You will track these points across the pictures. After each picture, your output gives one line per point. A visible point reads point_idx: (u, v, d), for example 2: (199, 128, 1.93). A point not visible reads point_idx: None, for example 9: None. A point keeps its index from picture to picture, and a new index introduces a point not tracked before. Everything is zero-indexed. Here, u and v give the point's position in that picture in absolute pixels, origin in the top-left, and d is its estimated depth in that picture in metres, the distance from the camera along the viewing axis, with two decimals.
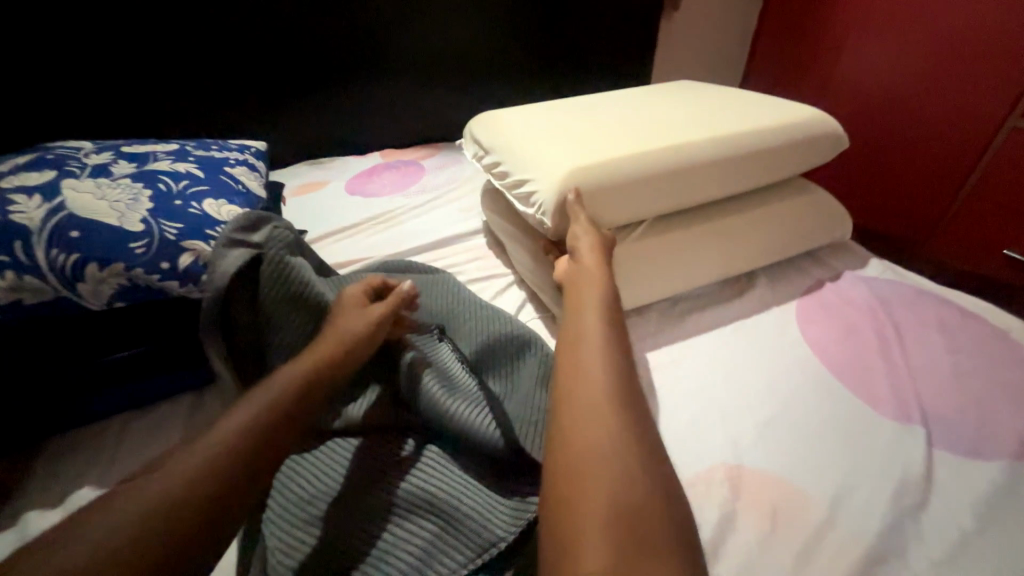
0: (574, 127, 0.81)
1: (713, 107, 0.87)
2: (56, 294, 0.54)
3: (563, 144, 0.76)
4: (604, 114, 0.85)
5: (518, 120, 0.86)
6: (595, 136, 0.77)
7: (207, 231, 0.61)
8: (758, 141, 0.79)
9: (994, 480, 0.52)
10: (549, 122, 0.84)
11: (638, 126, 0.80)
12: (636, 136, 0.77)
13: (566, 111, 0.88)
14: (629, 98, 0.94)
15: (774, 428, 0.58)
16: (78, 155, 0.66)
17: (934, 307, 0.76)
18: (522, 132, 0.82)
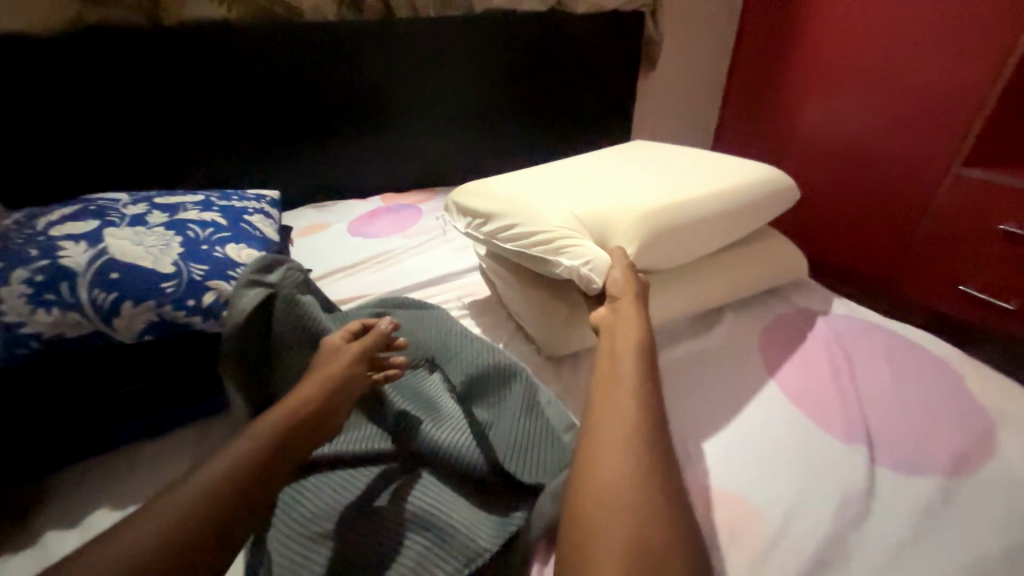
0: (573, 188, 0.88)
1: (686, 166, 0.98)
2: (94, 328, 0.61)
3: (573, 206, 0.83)
4: (599, 178, 0.91)
5: (514, 181, 0.93)
6: (601, 200, 0.84)
7: (228, 272, 0.69)
8: (740, 202, 0.89)
9: (928, 494, 0.58)
10: (542, 184, 0.91)
11: (635, 187, 0.88)
12: (637, 199, 0.84)
13: (557, 177, 0.93)
14: (608, 159, 1.03)
15: (734, 447, 0.64)
16: (117, 206, 0.75)
17: (882, 338, 0.84)
18: (525, 195, 0.88)
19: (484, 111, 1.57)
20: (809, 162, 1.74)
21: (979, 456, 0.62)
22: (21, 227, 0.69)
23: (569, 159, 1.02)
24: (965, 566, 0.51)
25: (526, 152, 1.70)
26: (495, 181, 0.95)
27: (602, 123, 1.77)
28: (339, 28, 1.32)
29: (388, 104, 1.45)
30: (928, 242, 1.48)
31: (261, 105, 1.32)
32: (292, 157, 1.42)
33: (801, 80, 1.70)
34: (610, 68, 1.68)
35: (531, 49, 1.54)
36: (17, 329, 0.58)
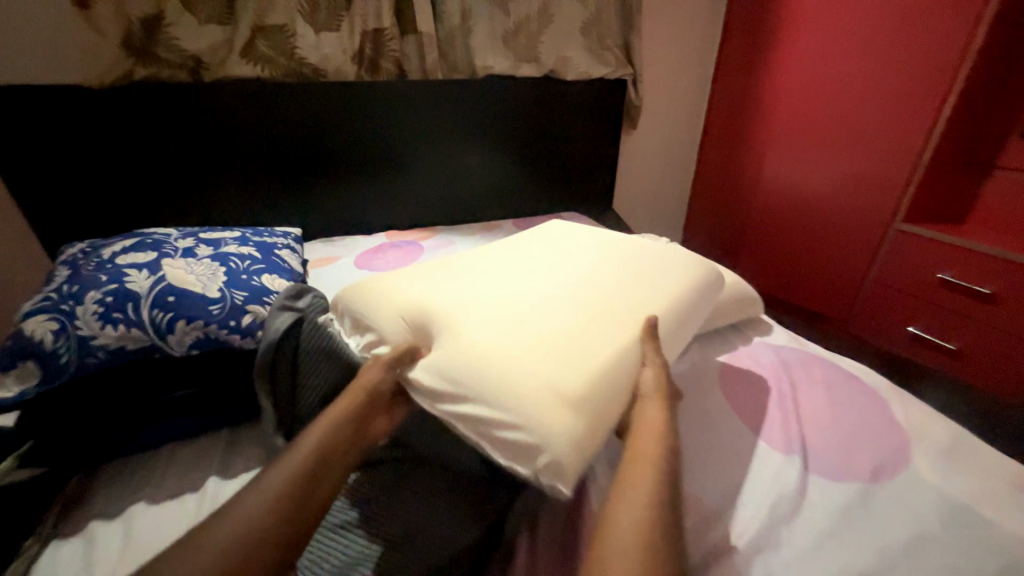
0: (501, 327, 0.69)
1: (596, 261, 0.87)
2: (151, 342, 0.73)
3: (519, 354, 0.65)
4: (524, 304, 0.74)
5: (434, 315, 0.73)
6: (547, 341, 0.66)
7: (263, 298, 0.82)
8: (675, 298, 0.79)
9: (849, 496, 0.69)
10: (456, 317, 0.72)
11: (569, 310, 0.72)
12: (585, 339, 0.67)
13: (475, 312, 0.73)
14: (503, 263, 0.89)
15: (691, 458, 0.76)
16: (169, 240, 0.89)
17: (824, 369, 0.97)
18: (456, 339, 0.68)
19: (482, 161, 1.76)
20: (769, 219, 1.93)
21: (895, 466, 0.74)
22: (90, 257, 0.81)
23: (472, 274, 0.84)
24: (873, 553, 0.61)
25: (519, 197, 1.88)
26: (407, 307, 0.76)
27: (589, 173, 1.97)
28: (357, 89, 1.51)
29: (397, 154, 1.62)
30: (879, 288, 1.65)
31: (284, 152, 1.49)
32: (308, 196, 1.57)
33: (760, 146, 1.91)
34: (595, 126, 1.89)
35: (525, 110, 1.75)
36: (89, 342, 0.69)
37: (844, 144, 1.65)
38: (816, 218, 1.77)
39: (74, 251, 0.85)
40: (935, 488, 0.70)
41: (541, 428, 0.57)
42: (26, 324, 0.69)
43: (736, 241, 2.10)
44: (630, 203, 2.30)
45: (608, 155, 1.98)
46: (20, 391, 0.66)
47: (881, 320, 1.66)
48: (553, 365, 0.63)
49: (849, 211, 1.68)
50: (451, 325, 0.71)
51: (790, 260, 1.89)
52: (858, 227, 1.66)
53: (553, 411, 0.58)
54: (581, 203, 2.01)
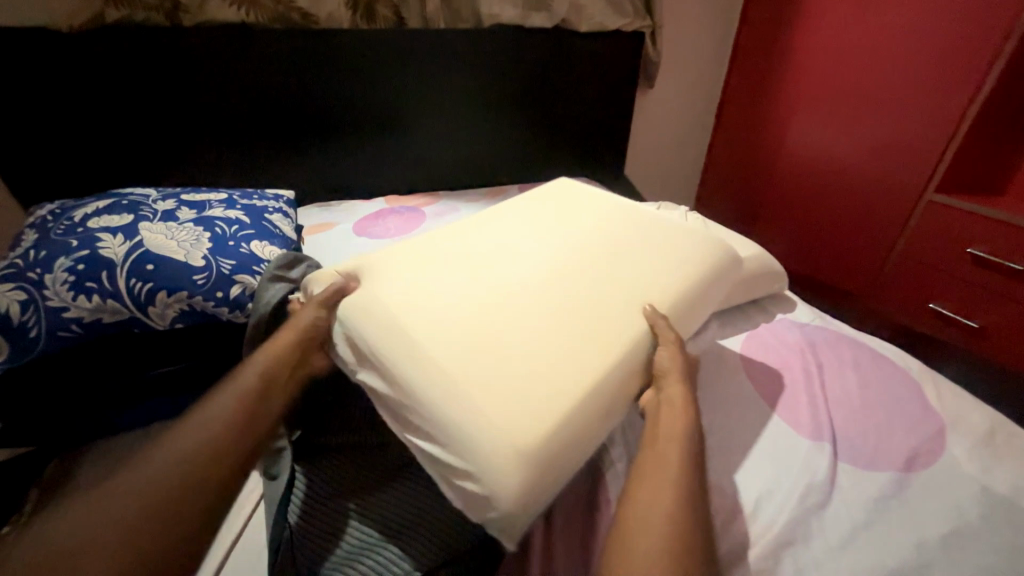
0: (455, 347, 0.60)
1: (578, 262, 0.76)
2: (131, 315, 0.66)
3: (473, 394, 0.56)
4: (485, 322, 0.64)
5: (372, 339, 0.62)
6: (508, 377, 0.57)
7: (253, 268, 0.75)
8: (681, 293, 0.74)
9: (881, 487, 0.65)
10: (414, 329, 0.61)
11: (538, 322, 0.63)
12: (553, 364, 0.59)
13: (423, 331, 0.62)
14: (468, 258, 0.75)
15: (715, 443, 0.71)
16: (148, 201, 0.81)
17: (852, 349, 0.92)
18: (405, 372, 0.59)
19: (487, 122, 1.64)
20: (790, 186, 1.83)
21: (929, 456, 0.70)
22: (59, 219, 0.74)
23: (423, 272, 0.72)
24: (910, 548, 0.58)
25: (526, 161, 1.77)
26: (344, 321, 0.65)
27: (600, 136, 1.85)
28: (352, 38, 1.37)
29: (395, 112, 1.51)
30: (903, 262, 1.57)
31: (273, 107, 1.37)
32: (302, 158, 1.47)
33: (785, 107, 1.78)
34: (609, 85, 1.76)
35: (534, 65, 1.61)
36: (61, 314, 0.63)
37: (877, 105, 1.54)
38: (839, 186, 1.69)
39: (43, 212, 0.77)
40: (973, 479, 0.66)
41: (494, 483, 0.51)
42: None
43: (752, 210, 2.01)
44: (642, 169, 2.18)
45: (621, 117, 1.85)
46: None
47: (902, 295, 1.60)
48: (511, 411, 0.54)
49: (876, 178, 1.59)
50: (401, 335, 0.62)
51: (810, 230, 1.81)
52: (884, 196, 1.58)
53: (508, 467, 0.51)
54: (591, 168, 1.90)
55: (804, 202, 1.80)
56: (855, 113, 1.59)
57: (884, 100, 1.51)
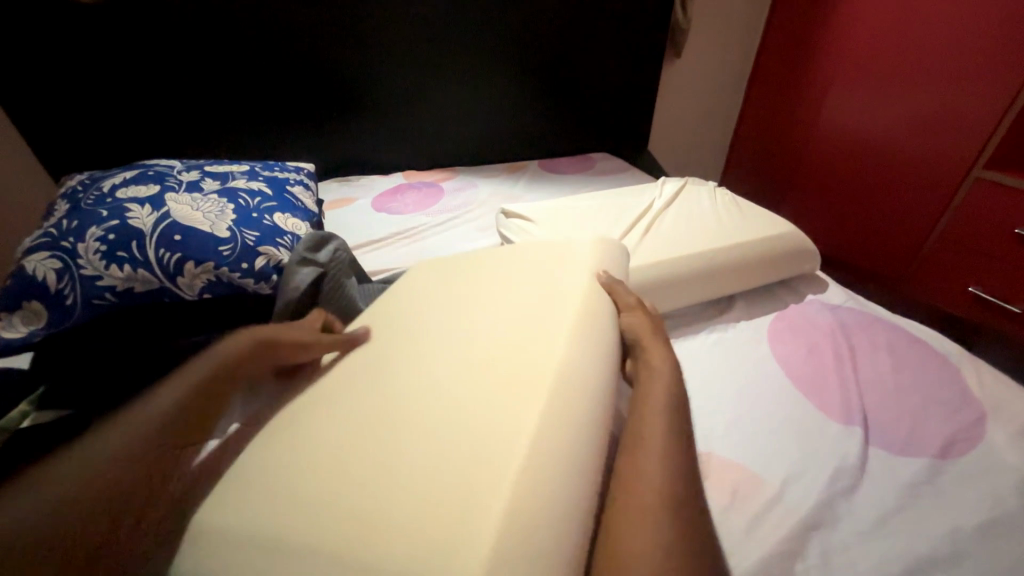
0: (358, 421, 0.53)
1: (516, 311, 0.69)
2: (160, 285, 0.67)
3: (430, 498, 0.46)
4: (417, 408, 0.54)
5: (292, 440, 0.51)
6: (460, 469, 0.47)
7: (277, 240, 0.75)
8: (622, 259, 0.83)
9: (915, 473, 0.63)
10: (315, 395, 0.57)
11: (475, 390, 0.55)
12: (475, 417, 0.51)
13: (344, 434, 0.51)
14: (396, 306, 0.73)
15: (740, 424, 0.70)
16: (173, 172, 0.81)
17: (886, 333, 0.88)
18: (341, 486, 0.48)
19: (507, 95, 1.59)
20: (825, 161, 1.76)
21: (966, 443, 0.67)
22: (88, 189, 0.75)
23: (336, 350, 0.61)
24: (943, 536, 0.56)
25: (547, 136, 1.72)
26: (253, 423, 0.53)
27: (624, 109, 1.77)
28: (368, 5, 1.32)
29: (414, 85, 1.47)
30: (943, 244, 1.50)
31: (290, 78, 1.35)
32: (320, 132, 1.45)
33: (824, 77, 1.69)
34: (635, 54, 1.67)
35: (556, 33, 1.54)
36: (94, 282, 0.64)
37: (925, 73, 1.43)
38: (879, 162, 1.60)
39: (73, 182, 0.78)
40: (1014, 469, 0.64)
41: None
42: (26, 261, 0.64)
43: (785, 185, 1.95)
44: (666, 145, 2.11)
45: (647, 89, 1.77)
46: (28, 332, 0.62)
47: (940, 277, 1.53)
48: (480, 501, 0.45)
49: (920, 153, 1.49)
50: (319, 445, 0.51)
51: (843, 207, 1.74)
52: (927, 172, 1.49)
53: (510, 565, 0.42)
54: (613, 144, 1.84)
55: (840, 178, 1.72)
56: (901, 82, 1.48)
57: (933, 68, 1.41)
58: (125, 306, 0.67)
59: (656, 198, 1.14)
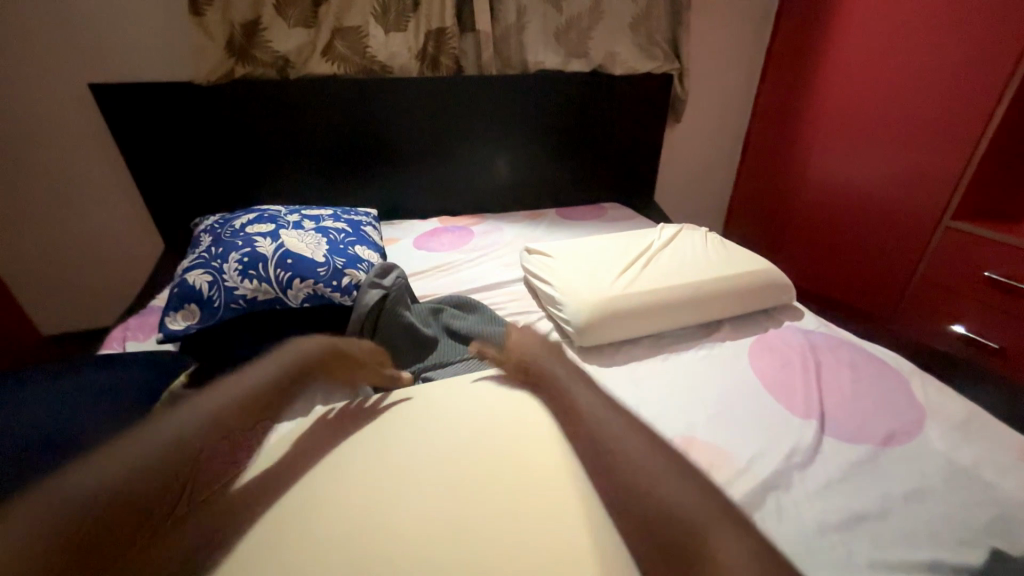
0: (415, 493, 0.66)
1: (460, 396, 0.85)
2: (275, 296, 0.91)
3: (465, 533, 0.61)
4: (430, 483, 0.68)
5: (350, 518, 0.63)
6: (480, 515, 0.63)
7: (358, 265, 1.01)
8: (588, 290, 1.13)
9: (860, 455, 0.78)
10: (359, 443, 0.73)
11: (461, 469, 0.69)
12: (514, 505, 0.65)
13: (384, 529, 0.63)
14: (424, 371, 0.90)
15: (718, 418, 0.87)
16: (282, 214, 1.09)
17: (850, 354, 1.04)
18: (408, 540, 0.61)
19: (530, 153, 1.88)
20: (812, 217, 1.98)
21: (907, 436, 0.82)
22: (224, 227, 1.02)
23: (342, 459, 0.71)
24: (876, 498, 0.71)
25: (564, 188, 1.98)
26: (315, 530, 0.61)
27: (631, 165, 2.04)
28: (420, 86, 1.65)
29: (453, 145, 1.77)
30: (924, 285, 1.66)
31: (354, 141, 1.67)
32: (375, 184, 1.75)
33: (806, 143, 1.96)
34: (638, 118, 1.96)
35: (572, 103, 1.84)
36: (232, 292, 0.89)
37: (894, 139, 1.67)
38: (860, 214, 1.81)
39: (210, 222, 1.06)
40: (942, 453, 0.78)
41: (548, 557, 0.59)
42: (186, 275, 0.90)
43: (778, 234, 2.15)
44: (671, 196, 2.36)
45: (650, 148, 2.05)
46: (186, 325, 0.86)
47: (928, 317, 1.67)
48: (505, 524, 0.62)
49: (896, 207, 1.70)
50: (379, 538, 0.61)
51: (834, 257, 1.93)
52: (904, 223, 1.68)
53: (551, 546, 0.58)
54: (623, 194, 2.10)
55: (826, 228, 1.93)
56: (873, 147, 1.73)
57: (900, 135, 1.65)
58: (249, 310, 0.90)
59: (656, 240, 1.36)
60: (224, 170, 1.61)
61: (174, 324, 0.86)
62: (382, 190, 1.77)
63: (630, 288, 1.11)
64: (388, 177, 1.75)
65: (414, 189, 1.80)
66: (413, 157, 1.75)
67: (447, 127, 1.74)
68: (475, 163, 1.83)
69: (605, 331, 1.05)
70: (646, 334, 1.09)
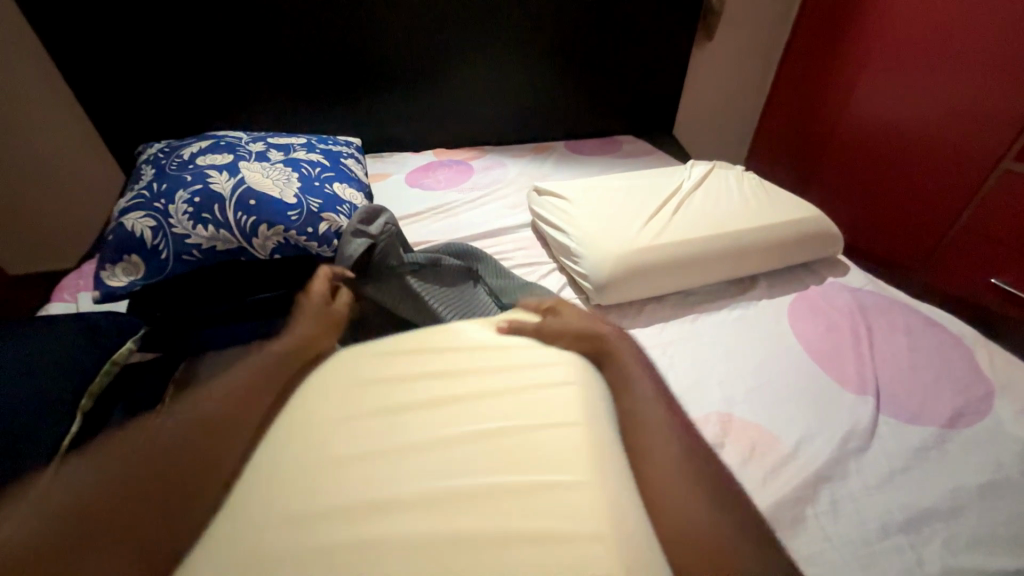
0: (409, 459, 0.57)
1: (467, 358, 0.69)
2: (237, 245, 0.76)
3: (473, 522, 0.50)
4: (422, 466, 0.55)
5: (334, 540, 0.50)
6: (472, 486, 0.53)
7: (337, 208, 0.84)
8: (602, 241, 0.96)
9: (922, 440, 0.69)
10: None
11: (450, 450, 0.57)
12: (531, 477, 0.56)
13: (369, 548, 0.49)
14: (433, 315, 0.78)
15: (759, 391, 0.76)
16: (241, 143, 0.91)
17: (904, 316, 0.91)
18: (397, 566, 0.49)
19: (537, 74, 1.61)
20: (849, 152, 1.77)
21: (974, 416, 0.72)
22: (170, 157, 0.85)
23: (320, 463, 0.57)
24: (943, 493, 0.62)
25: (575, 117, 1.74)
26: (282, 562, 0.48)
27: (653, 91, 1.78)
28: None
29: (447, 63, 1.51)
30: (966, 235, 1.51)
31: (331, 56, 1.40)
32: (358, 109, 1.51)
33: (853, 68, 1.69)
34: (666, 36, 1.67)
35: (590, 12, 1.54)
36: (184, 240, 0.74)
37: (957, 65, 1.41)
38: (904, 154, 1.60)
39: (156, 150, 0.90)
40: (1017, 439, 0.69)
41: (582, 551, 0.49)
42: (125, 219, 0.75)
43: (808, 173, 1.95)
44: (692, 130, 2.12)
45: (678, 72, 1.77)
46: (130, 281, 0.73)
47: (964, 270, 1.54)
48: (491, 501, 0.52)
49: (946, 147, 1.48)
50: None
51: (865, 198, 1.76)
52: (953, 166, 1.48)
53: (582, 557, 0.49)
54: (641, 126, 1.86)
55: (864, 169, 1.73)
56: (930, 74, 1.47)
57: (966, 59, 1.39)
58: (209, 263, 0.76)
59: (686, 180, 1.18)
60: (180, 90, 1.36)
61: (113, 281, 0.72)
62: (368, 116, 1.53)
63: (658, 239, 0.95)
64: (374, 101, 1.51)
65: (404, 116, 1.56)
66: (402, 77, 1.49)
67: (440, 40, 1.46)
68: (473, 84, 1.57)
69: (628, 289, 0.91)
70: (672, 291, 0.95)
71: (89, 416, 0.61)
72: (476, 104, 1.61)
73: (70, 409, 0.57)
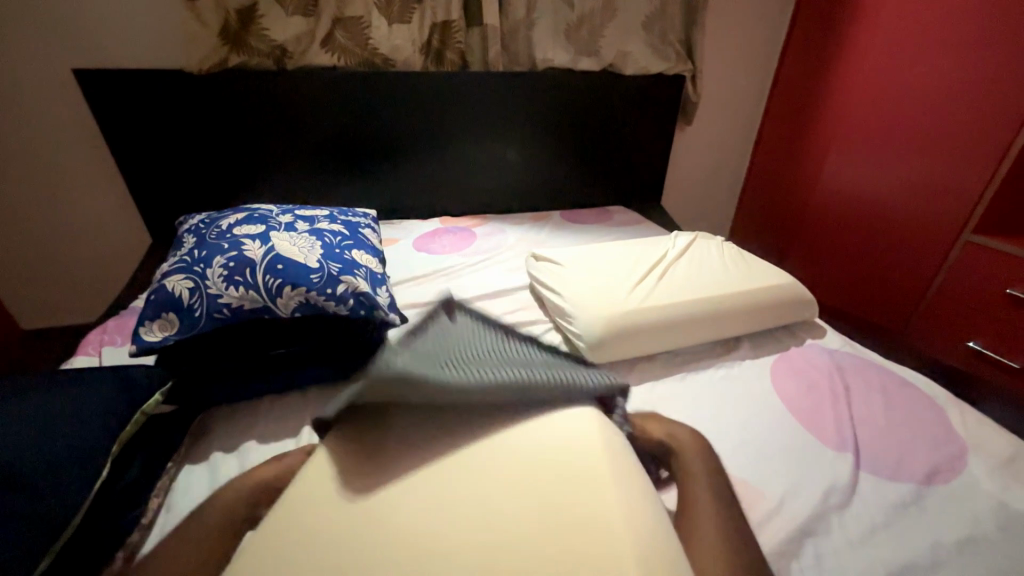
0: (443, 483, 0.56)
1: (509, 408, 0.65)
2: (262, 304, 0.84)
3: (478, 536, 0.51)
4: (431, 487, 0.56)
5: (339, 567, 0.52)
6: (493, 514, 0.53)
7: (354, 271, 0.93)
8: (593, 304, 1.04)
9: (901, 495, 0.72)
10: None
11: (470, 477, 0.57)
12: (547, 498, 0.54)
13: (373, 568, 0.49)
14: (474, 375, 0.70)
15: (743, 447, 0.80)
16: (273, 214, 1.02)
17: (878, 375, 0.97)
18: None
19: (537, 153, 1.80)
20: (824, 222, 1.90)
21: (950, 473, 0.76)
22: (210, 227, 0.96)
23: None
24: (924, 548, 0.65)
25: (570, 190, 1.91)
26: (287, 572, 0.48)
27: (640, 168, 1.97)
28: (422, 80, 1.57)
29: (456, 144, 1.70)
30: (940, 298, 1.59)
31: (353, 136, 1.58)
32: (373, 181, 1.67)
33: (819, 150, 1.89)
34: (650, 121, 1.89)
35: (580, 103, 1.76)
36: (216, 299, 0.82)
37: (908, 152, 1.61)
38: (872, 225, 1.74)
39: (196, 221, 1.01)
40: (990, 495, 0.72)
41: None
42: (167, 281, 0.84)
43: (787, 242, 2.09)
44: (679, 201, 2.29)
45: (663, 151, 1.97)
46: (164, 336, 0.80)
47: (941, 332, 1.60)
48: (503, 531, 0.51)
49: (912, 219, 1.62)
50: None
51: (840, 267, 1.88)
52: (921, 236, 1.61)
53: None
54: (630, 198, 2.02)
55: (838, 239, 1.86)
56: (887, 159, 1.66)
57: (914, 148, 1.59)
58: (235, 322, 0.84)
59: (671, 249, 1.29)
60: (216, 164, 1.52)
61: (148, 336, 0.79)
62: (382, 187, 1.69)
63: (646, 302, 1.04)
64: (389, 175, 1.68)
65: (415, 188, 1.72)
66: (414, 154, 1.67)
67: (450, 126, 1.66)
68: (478, 161, 1.75)
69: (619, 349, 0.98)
70: (660, 351, 1.02)
71: (117, 462, 0.65)
72: (479, 178, 1.78)
73: (105, 454, 0.60)
